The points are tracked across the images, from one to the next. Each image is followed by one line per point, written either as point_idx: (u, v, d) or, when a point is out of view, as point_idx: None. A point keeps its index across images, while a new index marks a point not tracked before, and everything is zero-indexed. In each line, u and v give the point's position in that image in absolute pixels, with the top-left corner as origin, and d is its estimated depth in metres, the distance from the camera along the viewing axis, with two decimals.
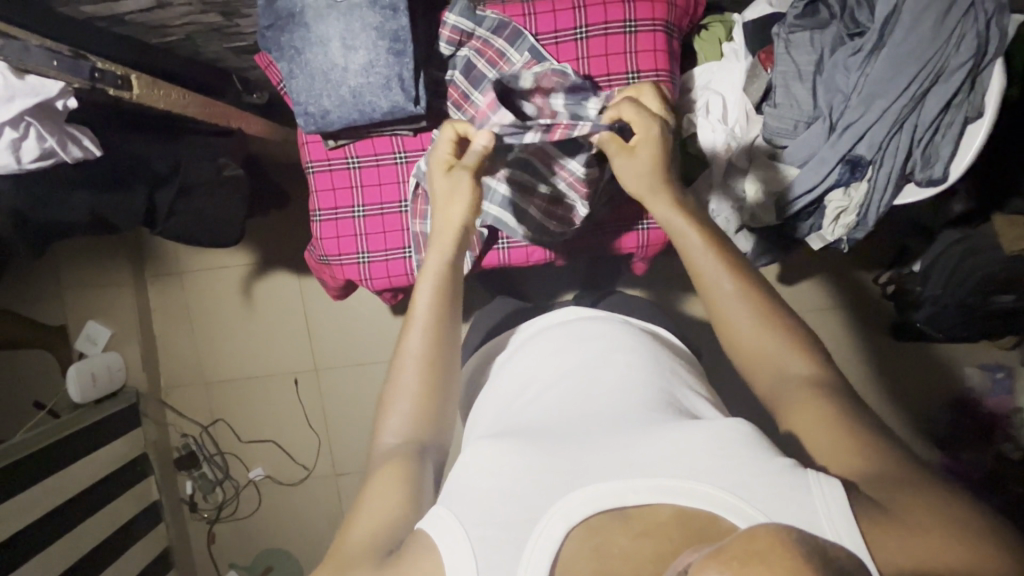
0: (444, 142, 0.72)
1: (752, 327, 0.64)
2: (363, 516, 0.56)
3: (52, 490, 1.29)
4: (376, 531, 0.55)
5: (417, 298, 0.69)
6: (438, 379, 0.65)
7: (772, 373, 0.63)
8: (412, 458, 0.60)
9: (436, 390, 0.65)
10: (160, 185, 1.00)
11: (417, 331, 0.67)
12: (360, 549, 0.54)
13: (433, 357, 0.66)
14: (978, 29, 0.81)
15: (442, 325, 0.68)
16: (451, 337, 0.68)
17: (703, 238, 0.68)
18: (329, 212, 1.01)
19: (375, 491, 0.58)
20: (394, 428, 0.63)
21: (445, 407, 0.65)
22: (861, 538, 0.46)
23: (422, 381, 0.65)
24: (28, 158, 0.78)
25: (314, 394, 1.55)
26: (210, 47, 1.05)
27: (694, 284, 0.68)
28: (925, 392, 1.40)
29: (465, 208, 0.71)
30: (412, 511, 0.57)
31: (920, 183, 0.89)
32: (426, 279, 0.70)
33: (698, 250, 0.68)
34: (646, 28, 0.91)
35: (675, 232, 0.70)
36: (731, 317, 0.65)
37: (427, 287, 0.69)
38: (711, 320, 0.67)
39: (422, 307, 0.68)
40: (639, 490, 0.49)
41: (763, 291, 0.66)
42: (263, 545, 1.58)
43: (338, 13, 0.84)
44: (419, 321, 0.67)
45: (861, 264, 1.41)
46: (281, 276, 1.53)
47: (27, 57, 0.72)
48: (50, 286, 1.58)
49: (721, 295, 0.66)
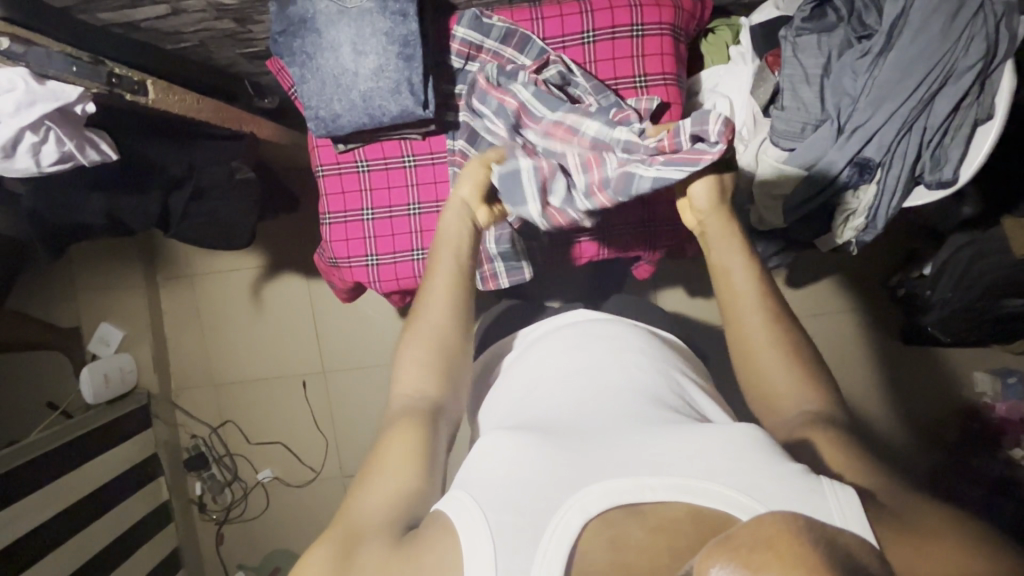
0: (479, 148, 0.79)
1: (764, 333, 0.65)
2: (381, 484, 0.58)
3: (66, 488, 1.30)
4: (395, 505, 0.56)
5: (434, 267, 0.72)
6: (455, 332, 0.68)
7: (771, 364, 0.64)
8: (427, 416, 0.63)
9: (450, 346, 0.67)
10: (175, 189, 1.02)
11: (442, 279, 0.70)
12: (375, 521, 0.55)
13: (452, 310, 0.69)
14: (987, 30, 0.81)
15: (462, 278, 0.71)
16: (470, 297, 0.71)
17: (748, 264, 0.68)
18: (339, 214, 1.03)
19: (389, 463, 0.59)
20: (412, 381, 0.65)
21: (459, 377, 0.67)
22: (870, 531, 0.47)
23: (444, 336, 0.67)
24: (46, 161, 0.80)
25: (323, 396, 1.56)
26: (223, 53, 1.07)
27: (724, 303, 0.68)
28: (936, 398, 1.40)
29: (471, 187, 0.75)
30: (426, 489, 0.58)
31: (930, 185, 0.90)
32: (444, 240, 0.74)
33: (740, 273, 0.68)
34: (653, 32, 0.92)
35: (723, 252, 0.70)
36: (749, 324, 0.66)
37: (449, 256, 0.72)
38: (727, 330, 0.68)
39: (439, 274, 0.71)
40: (655, 488, 0.49)
41: (777, 303, 0.67)
42: (271, 546, 1.58)
43: (349, 19, 0.86)
44: (444, 275, 0.70)
45: (871, 267, 1.41)
46: (292, 278, 1.55)
47: (48, 63, 0.74)
48: (66, 289, 1.61)
49: (745, 319, 0.66)
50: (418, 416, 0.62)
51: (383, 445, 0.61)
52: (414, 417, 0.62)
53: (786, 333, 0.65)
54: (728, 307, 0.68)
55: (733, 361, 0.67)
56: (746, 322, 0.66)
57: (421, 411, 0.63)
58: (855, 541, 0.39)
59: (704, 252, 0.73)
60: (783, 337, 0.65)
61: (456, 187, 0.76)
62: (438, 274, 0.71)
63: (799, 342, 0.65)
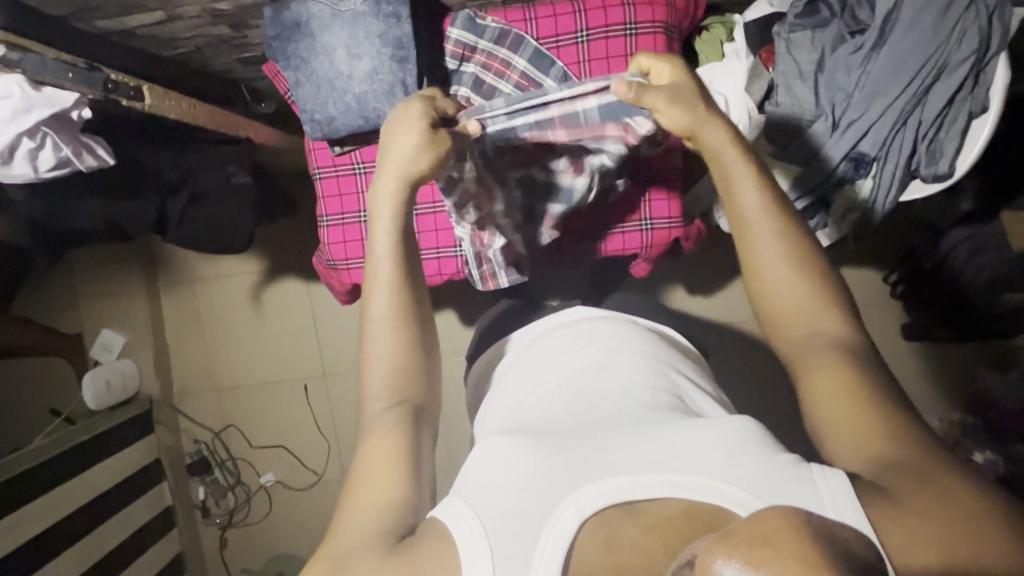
0: (414, 110, 0.67)
1: (784, 279, 0.60)
2: (369, 486, 0.56)
3: (70, 494, 1.31)
4: (387, 511, 0.54)
5: (372, 257, 0.65)
6: (414, 330, 0.65)
7: (778, 283, 0.60)
8: (407, 419, 0.61)
9: (410, 350, 0.64)
10: (172, 194, 1.03)
11: (380, 277, 0.64)
12: (366, 528, 0.53)
13: (401, 312, 0.64)
14: (980, 24, 0.81)
15: (401, 269, 0.65)
16: (421, 289, 0.67)
17: (763, 203, 0.61)
18: (336, 217, 1.03)
19: (373, 469, 0.57)
20: (379, 388, 0.62)
21: (429, 373, 0.66)
22: (866, 522, 0.45)
23: (407, 332, 0.64)
24: (44, 167, 0.81)
25: (324, 400, 1.56)
26: (219, 59, 1.08)
27: (738, 245, 0.63)
28: (939, 392, 1.39)
29: (431, 164, 0.66)
30: (413, 497, 0.56)
31: (925, 179, 0.90)
32: (379, 219, 0.66)
33: (755, 211, 0.61)
34: (646, 30, 0.91)
35: (732, 184, 0.63)
36: (777, 279, 0.60)
37: (378, 240, 0.65)
38: (749, 282, 0.62)
39: (379, 269, 0.65)
40: (649, 485, 0.50)
41: (807, 249, 0.61)
42: (274, 549, 1.58)
43: (343, 22, 0.87)
44: (381, 270, 0.65)
45: (872, 263, 1.40)
46: (292, 282, 1.55)
47: (44, 69, 0.74)
48: (68, 295, 1.62)
49: (768, 271, 0.60)
50: (398, 420, 0.60)
51: (372, 440, 0.59)
52: (394, 422, 0.60)
53: (798, 250, 0.60)
54: (742, 239, 0.62)
55: (748, 287, 0.63)
56: (762, 275, 0.61)
57: (400, 410, 0.61)
58: (856, 538, 0.39)
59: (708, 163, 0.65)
60: (795, 249, 0.60)
61: (416, 161, 0.65)
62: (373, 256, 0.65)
63: (811, 255, 0.61)
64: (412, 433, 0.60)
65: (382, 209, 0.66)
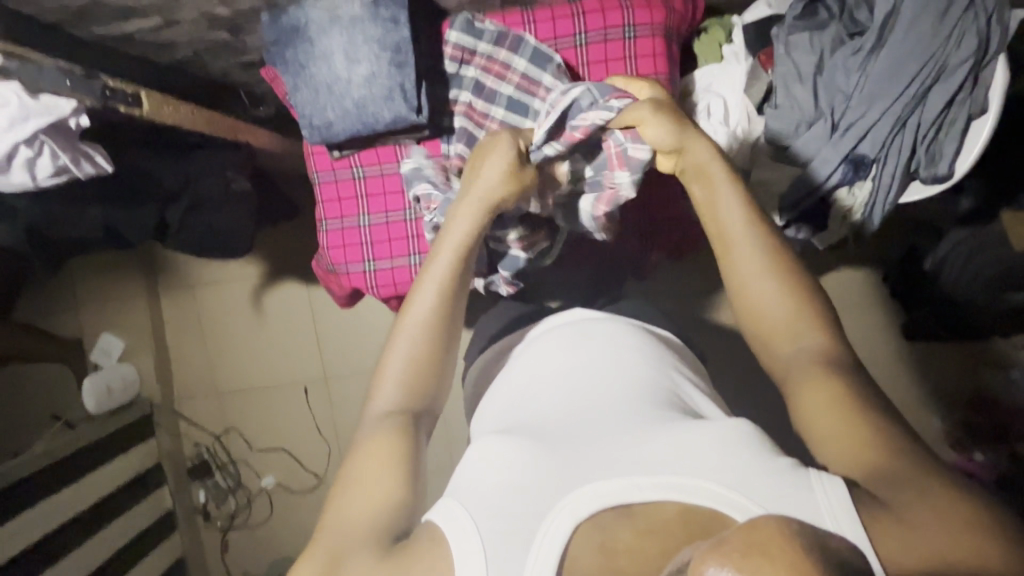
0: (497, 140, 0.73)
1: (776, 293, 0.61)
2: (366, 489, 0.56)
3: (71, 499, 1.31)
4: (379, 515, 0.54)
5: (431, 263, 0.68)
6: (436, 339, 0.65)
7: (767, 299, 0.61)
8: (407, 423, 0.61)
9: (432, 349, 0.65)
10: (170, 199, 1.03)
11: (428, 288, 0.67)
12: (359, 530, 0.54)
13: (438, 313, 0.66)
14: (979, 26, 0.81)
15: (451, 281, 0.67)
16: (461, 302, 0.68)
17: (745, 221, 0.64)
18: (336, 222, 1.03)
19: (369, 474, 0.57)
20: (388, 395, 0.63)
21: (438, 378, 0.65)
22: (864, 536, 0.45)
23: (425, 341, 0.65)
24: (42, 175, 0.81)
25: (324, 403, 1.57)
26: (217, 63, 1.07)
27: (721, 263, 0.65)
28: (941, 393, 1.38)
29: (512, 188, 0.71)
30: (410, 499, 0.56)
31: (924, 181, 0.89)
32: (455, 231, 0.69)
33: (739, 232, 0.64)
34: (646, 33, 0.91)
35: (716, 207, 0.66)
36: (767, 291, 0.61)
37: (447, 254, 0.68)
38: (734, 297, 0.64)
39: (434, 271, 0.67)
40: (644, 487, 0.49)
41: (795, 266, 0.62)
42: (275, 553, 1.59)
43: (342, 27, 0.86)
44: (437, 272, 0.67)
45: (873, 264, 1.39)
46: (292, 285, 1.55)
47: (40, 77, 0.75)
48: (69, 300, 1.63)
49: (753, 286, 0.62)
50: (396, 429, 0.60)
51: (369, 444, 0.59)
52: (392, 429, 0.60)
53: (786, 267, 0.62)
54: (719, 241, 0.65)
55: (733, 302, 0.64)
56: (748, 288, 0.62)
57: (395, 419, 0.61)
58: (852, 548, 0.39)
59: (689, 179, 0.69)
60: (782, 265, 0.62)
61: (496, 184, 0.70)
62: (434, 269, 0.68)
63: (797, 269, 0.62)
64: (414, 440, 0.60)
65: (457, 222, 0.70)
